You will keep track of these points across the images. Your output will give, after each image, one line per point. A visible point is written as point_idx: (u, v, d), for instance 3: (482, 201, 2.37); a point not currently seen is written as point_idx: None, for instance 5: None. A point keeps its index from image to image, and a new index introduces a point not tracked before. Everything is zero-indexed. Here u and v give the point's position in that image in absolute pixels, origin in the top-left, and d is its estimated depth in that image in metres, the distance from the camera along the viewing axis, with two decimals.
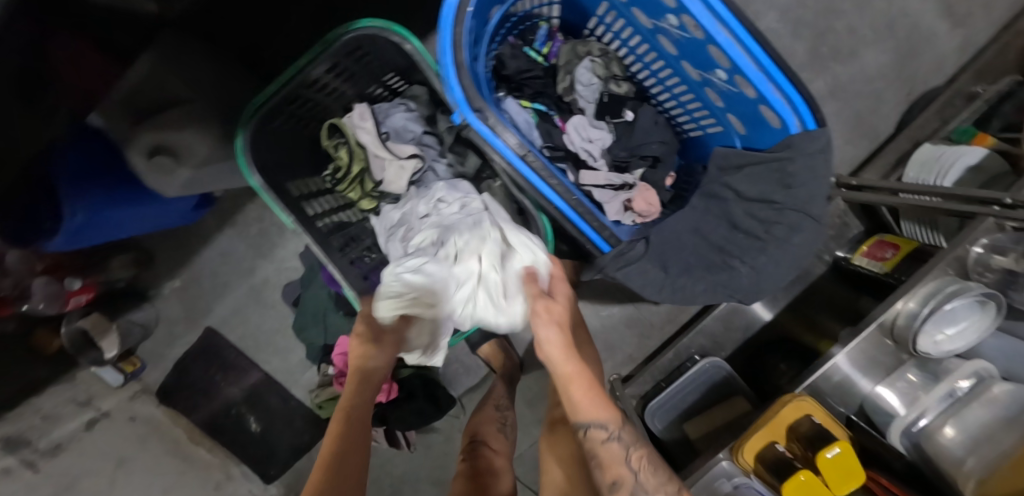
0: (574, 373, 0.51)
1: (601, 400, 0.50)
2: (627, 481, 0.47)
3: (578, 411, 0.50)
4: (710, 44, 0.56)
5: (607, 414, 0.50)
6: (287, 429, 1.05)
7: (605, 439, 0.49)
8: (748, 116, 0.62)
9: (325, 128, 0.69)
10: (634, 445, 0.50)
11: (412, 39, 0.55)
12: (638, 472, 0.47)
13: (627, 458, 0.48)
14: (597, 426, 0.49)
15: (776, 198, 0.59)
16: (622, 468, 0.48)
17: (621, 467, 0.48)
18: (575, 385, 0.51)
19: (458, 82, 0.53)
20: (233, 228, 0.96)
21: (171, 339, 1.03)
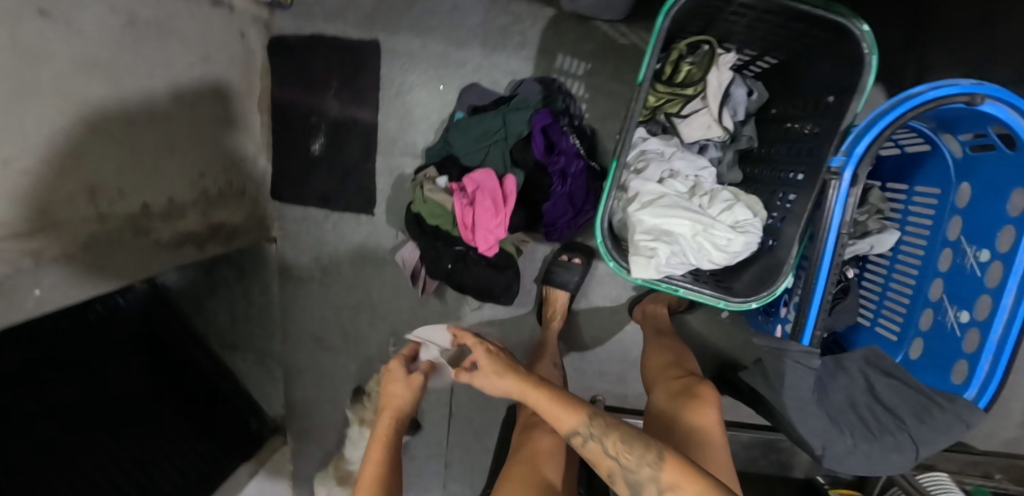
0: (539, 401, 0.61)
1: (557, 408, 0.58)
2: (615, 470, 0.52)
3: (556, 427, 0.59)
4: (989, 295, 0.64)
5: (569, 417, 0.57)
6: (334, 178, 0.98)
7: (583, 440, 0.55)
8: (936, 356, 0.70)
9: (693, 37, 0.68)
10: (662, 467, 0.49)
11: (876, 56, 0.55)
12: (619, 458, 0.52)
13: (607, 449, 0.53)
14: (575, 432, 0.56)
15: (907, 421, 0.67)
16: (609, 460, 0.53)
17: (609, 460, 0.53)
18: (545, 410, 0.60)
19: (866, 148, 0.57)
20: (487, 0, 0.88)
21: (334, 15, 0.92)
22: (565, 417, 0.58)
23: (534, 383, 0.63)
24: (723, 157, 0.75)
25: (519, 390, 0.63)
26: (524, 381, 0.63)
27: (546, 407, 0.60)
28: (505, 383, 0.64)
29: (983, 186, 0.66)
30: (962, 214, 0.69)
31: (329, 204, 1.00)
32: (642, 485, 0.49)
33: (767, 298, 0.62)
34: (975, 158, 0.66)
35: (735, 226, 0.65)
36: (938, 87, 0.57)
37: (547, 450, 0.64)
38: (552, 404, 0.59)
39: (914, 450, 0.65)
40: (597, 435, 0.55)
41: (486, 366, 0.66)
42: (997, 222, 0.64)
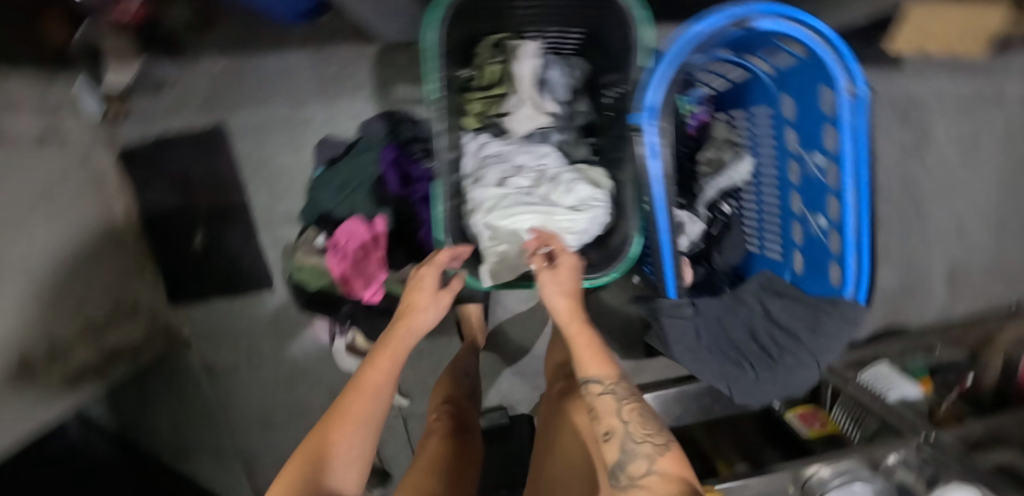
0: (576, 334, 0.52)
1: (603, 356, 0.49)
2: (617, 432, 0.44)
3: (581, 367, 0.49)
4: (833, 195, 0.66)
5: (602, 367, 0.48)
6: (226, 265, 0.97)
7: (601, 391, 0.47)
8: (815, 264, 0.72)
9: (488, 40, 0.70)
10: (666, 455, 0.42)
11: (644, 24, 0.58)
12: (628, 423, 0.44)
13: (619, 411, 0.45)
14: (596, 380, 0.48)
15: (801, 335, 0.68)
16: (616, 419, 0.45)
17: (613, 419, 0.45)
18: (579, 342, 0.51)
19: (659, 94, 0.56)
20: (312, 54, 0.88)
21: (172, 110, 0.91)
22: (594, 362, 0.49)
23: (583, 316, 0.54)
24: (568, 139, 0.75)
25: (567, 315, 0.54)
26: (580, 308, 0.54)
27: (581, 344, 0.51)
28: (561, 300, 0.55)
29: (800, 94, 0.67)
30: (793, 126, 0.71)
31: (230, 291, 0.99)
32: (635, 459, 0.42)
33: (622, 267, 0.64)
34: (784, 70, 0.68)
35: (579, 207, 0.66)
36: (712, 18, 0.55)
37: (440, 449, 0.61)
38: (590, 346, 0.51)
39: (813, 363, 0.67)
40: (615, 396, 0.46)
41: (568, 266, 0.58)
42: (819, 125, 0.65)
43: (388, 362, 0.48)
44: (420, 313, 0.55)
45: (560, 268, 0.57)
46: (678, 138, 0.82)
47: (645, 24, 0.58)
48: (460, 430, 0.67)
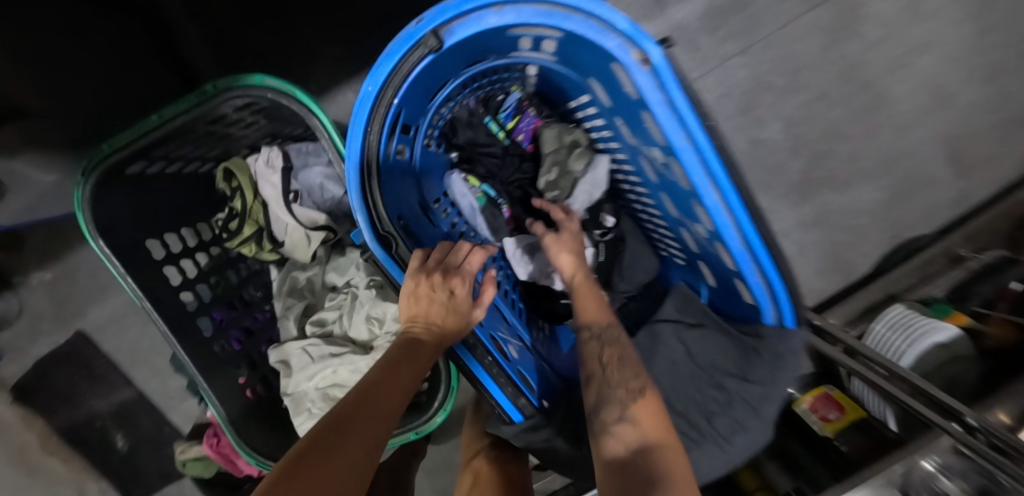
0: (580, 282, 0.52)
1: (602, 307, 0.49)
2: (596, 379, 0.43)
3: (576, 312, 0.49)
4: (694, 199, 0.47)
5: (603, 318, 0.48)
6: (157, 455, 0.93)
7: (588, 337, 0.47)
8: (721, 278, 0.53)
9: (220, 170, 0.57)
10: (641, 403, 0.39)
11: (319, 114, 0.44)
12: (606, 368, 0.43)
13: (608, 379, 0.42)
14: (586, 324, 0.48)
15: (728, 382, 0.51)
16: (596, 367, 0.44)
17: (593, 366, 0.44)
18: (579, 293, 0.51)
19: (362, 200, 0.41)
20: None
21: (35, 334, 0.88)
22: (591, 309, 0.49)
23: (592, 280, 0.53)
24: None
25: (573, 276, 0.53)
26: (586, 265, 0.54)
27: (579, 295, 0.51)
28: (567, 257, 0.54)
29: (600, 75, 0.49)
30: (621, 115, 0.51)
31: (173, 476, 0.95)
32: (606, 424, 0.39)
33: (448, 402, 0.57)
34: (568, 55, 0.49)
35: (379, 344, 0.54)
36: (377, 70, 0.39)
37: None
38: (590, 298, 0.50)
39: (758, 420, 0.48)
40: (599, 340, 0.46)
41: (574, 245, 0.56)
42: (637, 111, 0.47)
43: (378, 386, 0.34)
44: (420, 336, 0.40)
45: (571, 233, 0.55)
46: (510, 166, 0.64)
47: (317, 109, 0.44)
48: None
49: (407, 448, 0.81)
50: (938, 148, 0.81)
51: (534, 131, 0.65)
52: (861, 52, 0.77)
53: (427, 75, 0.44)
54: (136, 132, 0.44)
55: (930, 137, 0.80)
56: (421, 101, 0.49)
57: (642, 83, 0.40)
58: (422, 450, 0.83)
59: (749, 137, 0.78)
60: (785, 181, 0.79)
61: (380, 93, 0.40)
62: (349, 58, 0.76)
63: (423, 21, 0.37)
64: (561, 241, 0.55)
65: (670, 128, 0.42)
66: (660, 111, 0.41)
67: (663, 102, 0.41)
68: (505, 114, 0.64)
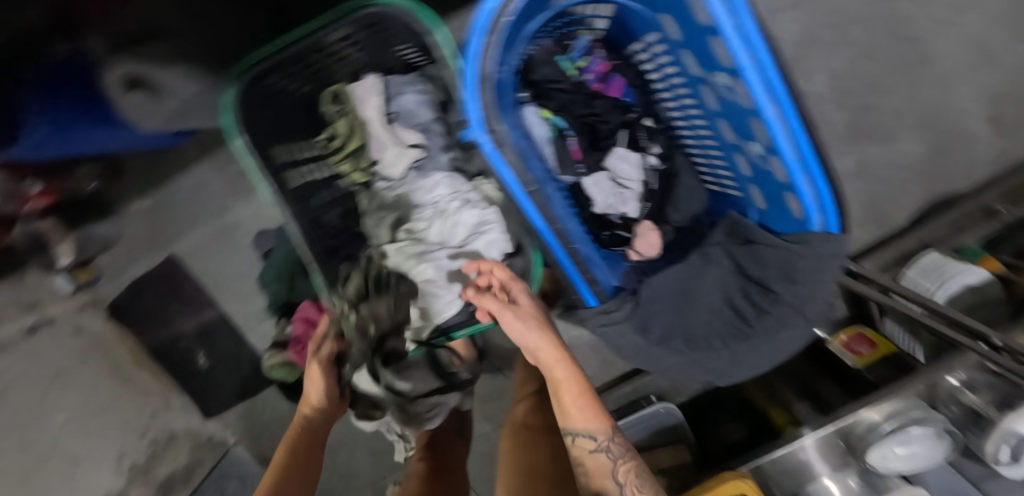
0: (563, 378, 0.52)
1: (593, 409, 0.51)
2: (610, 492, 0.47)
3: (571, 415, 0.51)
4: (754, 116, 0.53)
5: (597, 424, 0.50)
6: (233, 373, 1.03)
7: (594, 448, 0.50)
8: (772, 197, 0.59)
9: (326, 92, 0.64)
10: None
11: (437, 29, 0.51)
12: (623, 486, 0.47)
13: (614, 472, 0.48)
14: (589, 435, 0.50)
15: (776, 288, 0.57)
16: (608, 480, 0.48)
17: (606, 478, 0.48)
18: (565, 391, 0.52)
19: (480, 99, 0.47)
20: (213, 160, 0.89)
21: (130, 257, 0.98)
22: (586, 417, 0.51)
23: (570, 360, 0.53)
24: (456, 155, 0.69)
25: (548, 357, 0.53)
26: (560, 348, 0.53)
27: (571, 390, 0.52)
28: (538, 335, 0.52)
29: (672, 9, 0.55)
30: (686, 47, 0.58)
31: (246, 393, 1.05)
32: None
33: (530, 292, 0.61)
34: None
35: (469, 239, 0.60)
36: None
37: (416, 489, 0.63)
38: (582, 398, 0.51)
39: (802, 319, 0.56)
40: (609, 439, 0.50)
41: (526, 307, 0.55)
42: (705, 38, 0.53)
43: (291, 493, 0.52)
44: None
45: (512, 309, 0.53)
46: (579, 102, 0.71)
47: (436, 27, 0.51)
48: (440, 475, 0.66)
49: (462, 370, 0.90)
50: (983, 106, 0.85)
51: (602, 71, 0.71)
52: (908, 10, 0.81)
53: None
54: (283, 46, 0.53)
55: (973, 95, 0.84)
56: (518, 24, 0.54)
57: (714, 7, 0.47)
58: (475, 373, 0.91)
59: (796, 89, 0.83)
60: (829, 133, 0.84)
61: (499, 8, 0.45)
62: None
63: None
64: (527, 313, 0.54)
65: (739, 49, 0.49)
66: (731, 34, 0.48)
67: (734, 27, 0.48)
68: (575, 53, 0.70)
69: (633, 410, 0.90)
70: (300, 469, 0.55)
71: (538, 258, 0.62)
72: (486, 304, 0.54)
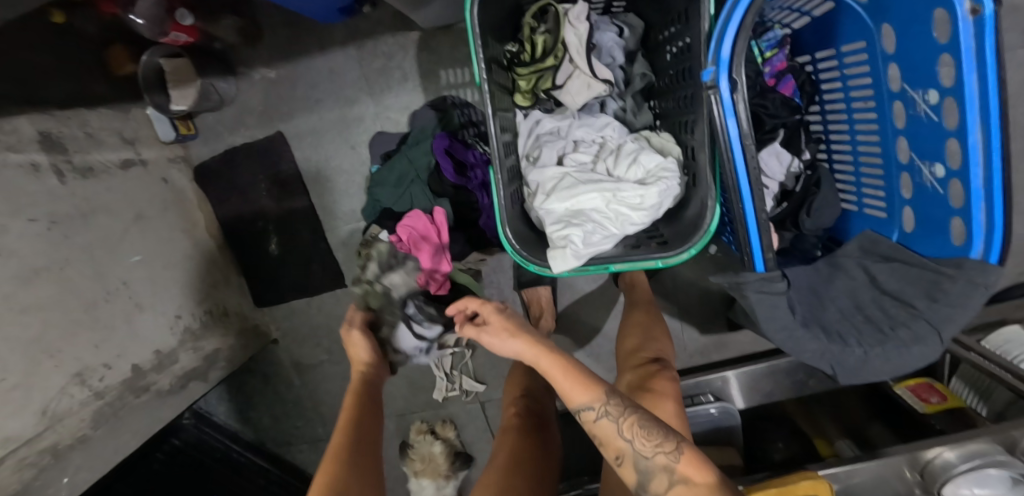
0: (550, 369, 0.54)
1: (582, 381, 0.51)
2: (626, 454, 0.46)
3: (567, 396, 0.52)
4: (954, 137, 0.56)
5: (588, 394, 0.50)
6: (301, 268, 1.02)
7: (595, 417, 0.49)
8: (932, 220, 0.62)
9: (535, 7, 0.66)
10: (681, 461, 0.43)
11: None
12: (632, 441, 0.46)
13: (619, 431, 0.47)
14: (586, 406, 0.50)
15: (917, 304, 0.60)
16: (620, 441, 0.47)
17: (617, 442, 0.47)
18: (557, 379, 0.53)
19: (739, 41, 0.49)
20: (357, 51, 0.89)
21: (236, 124, 0.96)
22: (576, 393, 0.51)
23: (546, 350, 0.55)
24: (630, 105, 0.71)
25: (531, 354, 0.56)
26: (534, 342, 0.55)
27: (559, 378, 0.53)
28: (516, 343, 0.56)
29: (902, 21, 0.58)
30: (895, 61, 0.61)
31: (306, 291, 1.03)
32: (654, 477, 0.44)
33: (701, 242, 0.57)
34: None
35: (647, 180, 0.61)
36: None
37: (514, 445, 0.61)
38: (566, 379, 0.52)
39: (937, 335, 0.58)
40: (612, 409, 0.49)
41: (498, 323, 0.60)
42: (930, 53, 0.55)
43: (368, 444, 0.56)
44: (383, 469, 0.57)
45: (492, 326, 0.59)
46: (755, 88, 0.72)
47: None
48: (535, 429, 0.66)
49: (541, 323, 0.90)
50: None
51: (780, 67, 0.74)
52: None
53: None
54: None
55: None
56: None
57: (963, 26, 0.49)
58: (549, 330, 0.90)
59: None
60: None
61: None
62: None
63: None
64: (507, 328, 0.58)
65: (967, 69, 0.51)
66: (966, 54, 0.50)
67: (972, 48, 0.49)
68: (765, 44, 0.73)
69: (692, 404, 0.92)
70: (365, 411, 0.61)
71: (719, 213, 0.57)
72: (466, 335, 0.61)
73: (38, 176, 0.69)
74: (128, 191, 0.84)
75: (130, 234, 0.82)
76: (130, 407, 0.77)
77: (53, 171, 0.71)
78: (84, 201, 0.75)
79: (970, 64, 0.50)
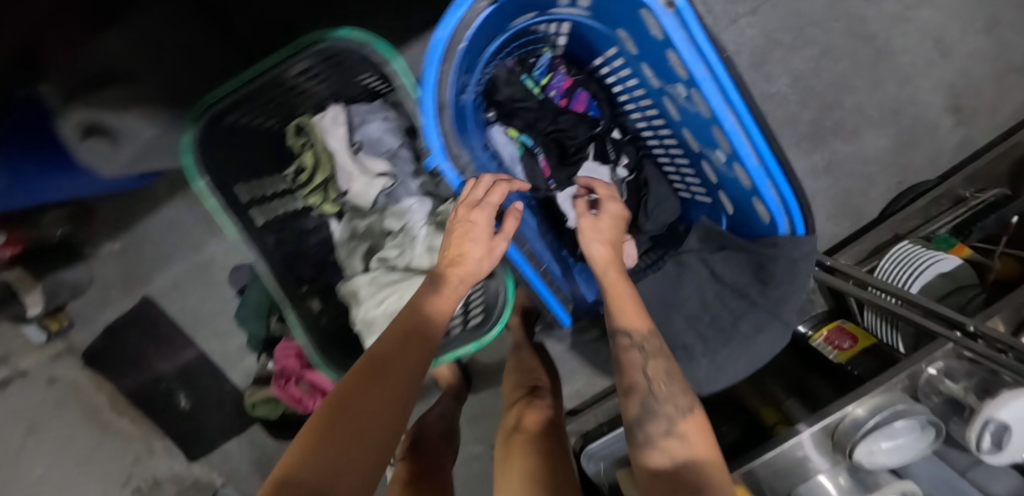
0: (614, 283, 0.53)
1: (640, 311, 0.50)
2: (641, 390, 0.45)
3: (615, 316, 0.50)
4: (715, 125, 0.52)
5: (641, 322, 0.49)
6: (218, 411, 1.01)
7: (629, 345, 0.48)
8: (740, 202, 0.59)
9: (290, 127, 0.64)
10: (690, 420, 0.43)
11: (395, 61, 0.50)
12: (651, 383, 0.46)
13: (643, 366, 0.47)
14: (626, 332, 0.49)
15: (751, 293, 0.56)
16: (639, 375, 0.46)
17: (636, 375, 0.46)
18: (613, 297, 0.52)
19: (441, 128, 0.48)
20: (186, 199, 0.89)
21: (104, 302, 0.96)
22: (630, 316, 0.49)
23: (619, 268, 0.55)
24: (428, 181, 0.68)
25: (602, 265, 0.56)
26: (614, 255, 0.55)
27: (617, 302, 0.51)
28: (597, 246, 0.56)
29: (629, 25, 0.55)
30: (645, 60, 0.58)
31: (231, 432, 1.02)
32: (654, 418, 0.43)
33: (504, 312, 0.57)
34: (600, 8, 0.55)
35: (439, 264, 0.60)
36: (450, 15, 0.44)
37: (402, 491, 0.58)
38: (625, 301, 0.50)
39: (779, 323, 0.54)
40: (646, 351, 0.48)
41: (597, 225, 0.58)
42: (662, 51, 0.52)
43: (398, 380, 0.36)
44: (453, 266, 0.49)
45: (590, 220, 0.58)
46: (546, 118, 0.71)
47: (392, 57, 0.50)
48: (422, 473, 0.64)
49: (449, 393, 0.88)
50: (938, 97, 0.87)
51: (565, 87, 0.72)
52: (861, 10, 0.84)
53: (489, 21, 0.50)
54: (243, 82, 0.53)
55: (929, 88, 0.87)
56: (475, 51, 0.54)
57: (666, 23, 0.47)
58: (463, 396, 0.89)
59: (760, 92, 0.84)
60: (796, 132, 0.86)
61: (451, 36, 0.45)
62: (394, 31, 0.83)
63: None
64: (595, 231, 0.57)
65: (691, 61, 0.48)
66: (682, 47, 0.48)
67: (687, 40, 0.48)
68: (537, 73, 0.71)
69: None
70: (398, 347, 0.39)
71: (510, 281, 0.60)
72: (580, 221, 0.59)
73: None
74: None
75: None
76: None
77: None
78: None
79: (692, 55, 0.48)
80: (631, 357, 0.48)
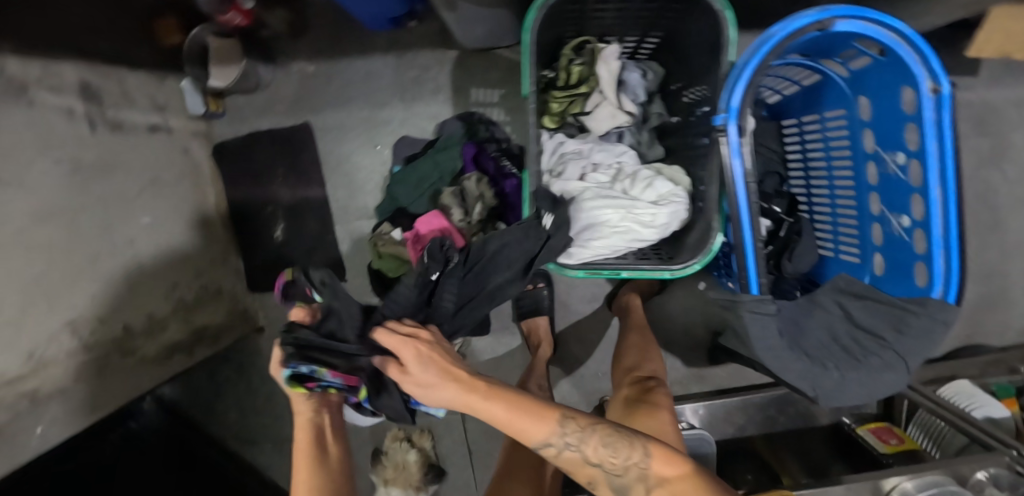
0: (489, 402, 0.48)
1: (533, 414, 0.49)
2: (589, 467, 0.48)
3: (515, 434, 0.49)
4: (917, 193, 0.65)
5: (544, 427, 0.48)
6: (304, 255, 1.03)
7: (555, 450, 0.49)
8: (897, 264, 0.71)
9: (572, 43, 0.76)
10: (604, 448, 0.48)
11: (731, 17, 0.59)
12: (582, 447, 0.49)
13: (564, 431, 0.49)
14: (544, 443, 0.49)
15: (885, 336, 0.66)
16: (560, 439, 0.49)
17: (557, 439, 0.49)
18: (502, 414, 0.49)
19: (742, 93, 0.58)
20: (398, 58, 0.96)
21: (265, 109, 1.01)
22: (533, 429, 0.49)
23: (479, 387, 0.49)
24: (642, 138, 0.79)
25: (461, 394, 0.49)
26: (471, 389, 0.48)
27: (477, 399, 0.48)
28: (436, 381, 0.48)
29: (878, 94, 0.67)
30: (869, 126, 0.71)
31: None
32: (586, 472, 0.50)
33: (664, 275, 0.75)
34: (865, 73, 0.68)
35: (660, 202, 0.67)
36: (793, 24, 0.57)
37: None
38: (495, 401, 0.49)
39: (903, 365, 0.64)
40: (535, 427, 0.49)
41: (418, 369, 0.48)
42: (900, 123, 0.65)
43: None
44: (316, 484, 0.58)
45: (401, 345, 0.49)
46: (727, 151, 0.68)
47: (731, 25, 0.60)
48: None
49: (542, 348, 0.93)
50: None
51: None
52: (996, 183, 0.98)
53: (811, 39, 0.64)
54: None
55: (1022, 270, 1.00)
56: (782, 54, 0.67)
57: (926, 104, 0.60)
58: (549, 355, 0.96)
59: None
60: None
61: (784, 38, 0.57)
62: None
63: (828, 9, 0.57)
64: (415, 378, 0.49)
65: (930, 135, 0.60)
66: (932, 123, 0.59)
67: (935, 120, 0.60)
68: None
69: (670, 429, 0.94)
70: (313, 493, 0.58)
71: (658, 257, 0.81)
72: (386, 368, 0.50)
73: (72, 122, 0.70)
74: (150, 154, 0.85)
75: (143, 195, 0.82)
76: (115, 367, 0.74)
77: (85, 120, 0.72)
78: (106, 154, 0.75)
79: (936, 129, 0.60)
80: (383, 363, 0.51)
